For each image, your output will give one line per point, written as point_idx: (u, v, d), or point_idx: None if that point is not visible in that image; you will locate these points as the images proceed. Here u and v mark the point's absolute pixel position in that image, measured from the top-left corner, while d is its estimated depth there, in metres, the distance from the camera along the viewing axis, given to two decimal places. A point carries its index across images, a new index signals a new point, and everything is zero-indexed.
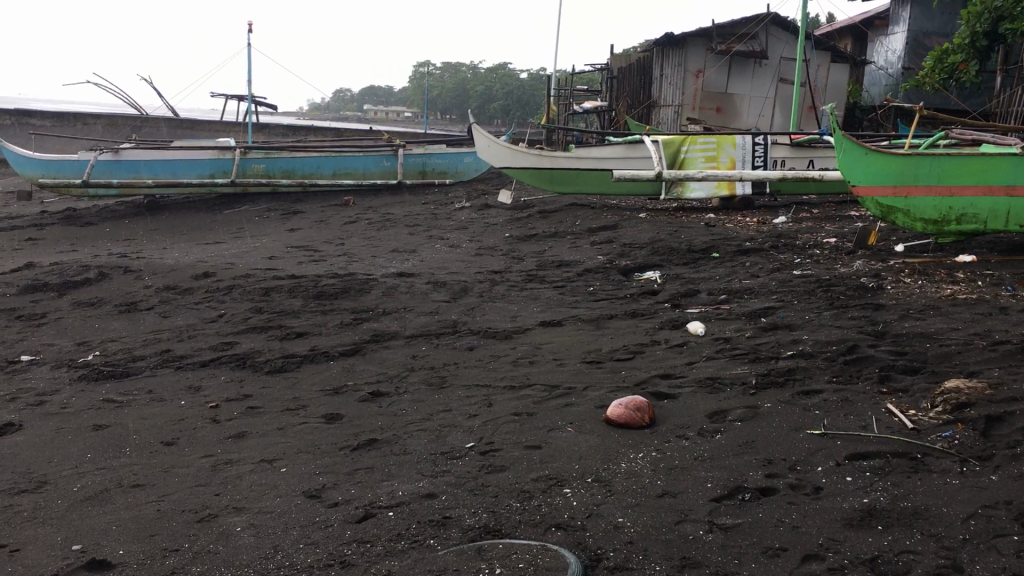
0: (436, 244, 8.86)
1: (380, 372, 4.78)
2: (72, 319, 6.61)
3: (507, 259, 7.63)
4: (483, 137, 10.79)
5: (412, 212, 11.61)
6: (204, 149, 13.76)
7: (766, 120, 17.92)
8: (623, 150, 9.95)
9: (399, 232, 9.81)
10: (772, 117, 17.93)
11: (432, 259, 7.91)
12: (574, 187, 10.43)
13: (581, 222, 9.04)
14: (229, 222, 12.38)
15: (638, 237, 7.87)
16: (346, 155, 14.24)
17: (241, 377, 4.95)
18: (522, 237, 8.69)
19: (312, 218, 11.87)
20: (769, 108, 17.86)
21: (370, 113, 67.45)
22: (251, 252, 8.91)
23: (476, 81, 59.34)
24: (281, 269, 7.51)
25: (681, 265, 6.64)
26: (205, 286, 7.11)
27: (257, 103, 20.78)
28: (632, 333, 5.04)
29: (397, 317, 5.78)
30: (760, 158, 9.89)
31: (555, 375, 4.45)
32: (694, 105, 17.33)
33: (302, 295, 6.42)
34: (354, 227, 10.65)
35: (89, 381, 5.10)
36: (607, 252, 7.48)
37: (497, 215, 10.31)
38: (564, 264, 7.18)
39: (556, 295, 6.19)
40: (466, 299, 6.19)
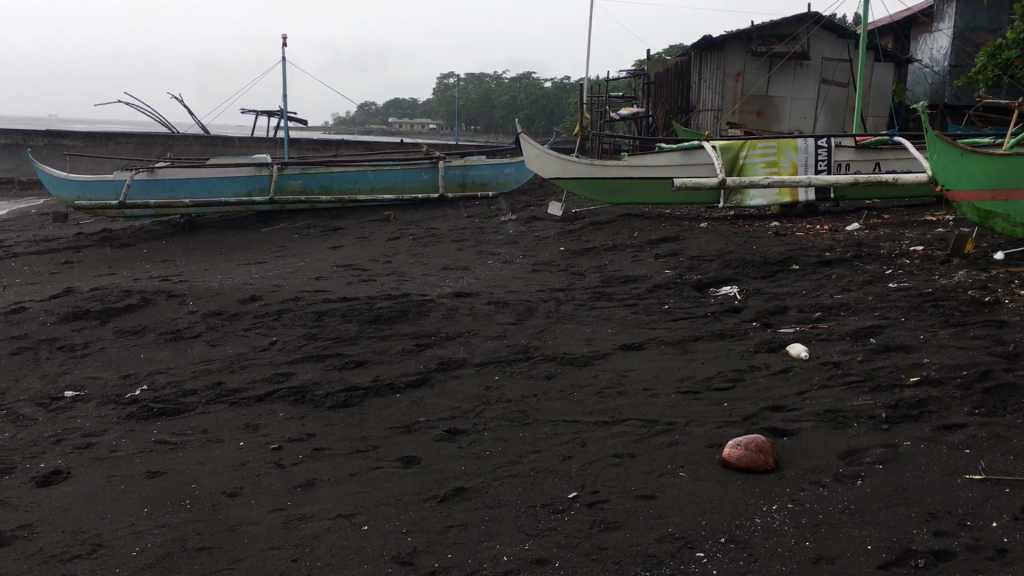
0: (488, 260, 8.48)
1: (454, 406, 4.39)
2: (116, 349, 6.30)
3: (567, 276, 7.23)
4: (530, 146, 10.38)
5: (457, 226, 11.25)
6: (241, 167, 13.46)
7: (808, 122, 17.24)
8: (679, 158, 9.50)
9: (447, 248, 9.45)
10: (815, 120, 17.28)
11: (487, 277, 7.53)
12: (627, 197, 10.01)
13: (639, 233, 8.62)
14: (268, 240, 12.09)
15: (704, 248, 7.43)
16: (385, 169, 13.91)
17: (301, 413, 4.58)
18: (579, 251, 8.29)
19: (354, 235, 11.54)
20: (812, 110, 17.21)
21: (396, 126, 67.41)
22: (296, 272, 8.58)
23: (503, 91, 59.12)
24: (330, 291, 7.16)
25: (760, 279, 6.19)
26: (253, 310, 6.77)
27: (289, 119, 20.57)
28: (725, 357, 4.60)
29: (462, 343, 5.39)
30: (824, 161, 9.44)
31: (651, 408, 4.03)
32: (734, 109, 16.79)
33: (357, 319, 6.06)
34: (399, 243, 10.31)
35: (139, 420, 4.76)
36: (674, 265, 7.06)
37: (547, 228, 9.91)
38: (630, 280, 6.76)
39: (630, 314, 5.77)
40: (533, 320, 5.79)
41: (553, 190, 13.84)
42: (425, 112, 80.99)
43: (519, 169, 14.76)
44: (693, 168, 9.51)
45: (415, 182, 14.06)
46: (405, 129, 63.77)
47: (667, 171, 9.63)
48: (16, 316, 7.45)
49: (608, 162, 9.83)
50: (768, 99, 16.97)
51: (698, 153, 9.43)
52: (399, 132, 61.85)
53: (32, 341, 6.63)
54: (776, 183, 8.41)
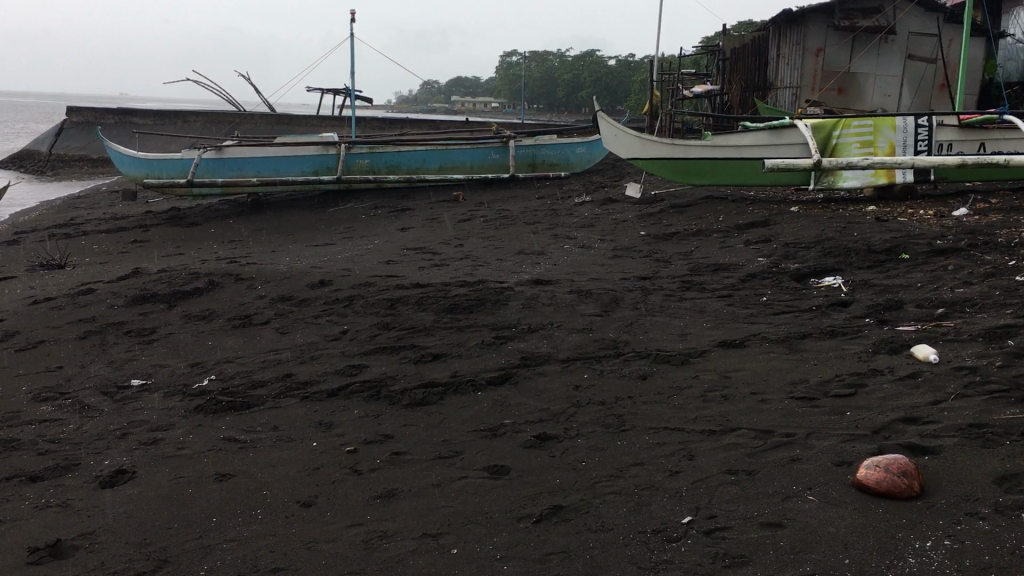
0: (565, 244, 8.12)
1: (541, 408, 4.05)
2: (184, 335, 6.10)
3: (652, 263, 6.83)
4: (608, 125, 9.96)
5: (528, 208, 10.90)
6: (308, 146, 13.26)
7: (891, 101, 16.31)
8: (767, 137, 8.97)
9: (520, 232, 9.12)
10: (899, 97, 16.33)
11: (566, 263, 7.17)
12: (710, 178, 9.53)
13: (724, 218, 8.16)
14: (336, 221, 11.90)
15: (798, 234, 6.96)
16: (453, 149, 13.64)
17: (377, 411, 4.29)
18: (661, 236, 7.87)
19: (423, 216, 11.27)
20: (897, 87, 16.26)
21: (459, 104, 67.18)
22: (366, 256, 8.33)
23: (568, 70, 58.43)
24: (402, 277, 6.88)
25: (865, 270, 5.73)
26: (324, 296, 6.53)
27: (355, 97, 20.40)
28: (840, 358, 4.17)
29: (546, 336, 5.05)
30: (924, 142, 8.82)
31: (763, 416, 3.63)
32: (813, 87, 16.06)
33: (433, 307, 5.76)
34: (469, 225, 10.00)
35: (208, 414, 4.53)
36: (767, 253, 6.61)
37: (624, 211, 9.50)
38: (721, 269, 6.34)
39: (726, 306, 5.36)
40: (620, 312, 5.42)
41: (626, 171, 13.39)
42: (488, 91, 80.62)
43: (591, 149, 14.31)
44: (781, 148, 8.97)
45: (484, 162, 13.78)
46: (468, 107, 63.50)
47: (754, 151, 9.11)
48: (84, 297, 7.33)
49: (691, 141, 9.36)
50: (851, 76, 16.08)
51: (787, 132, 8.88)
52: (462, 111, 61.64)
53: (99, 324, 6.48)
54: (875, 164, 7.84)
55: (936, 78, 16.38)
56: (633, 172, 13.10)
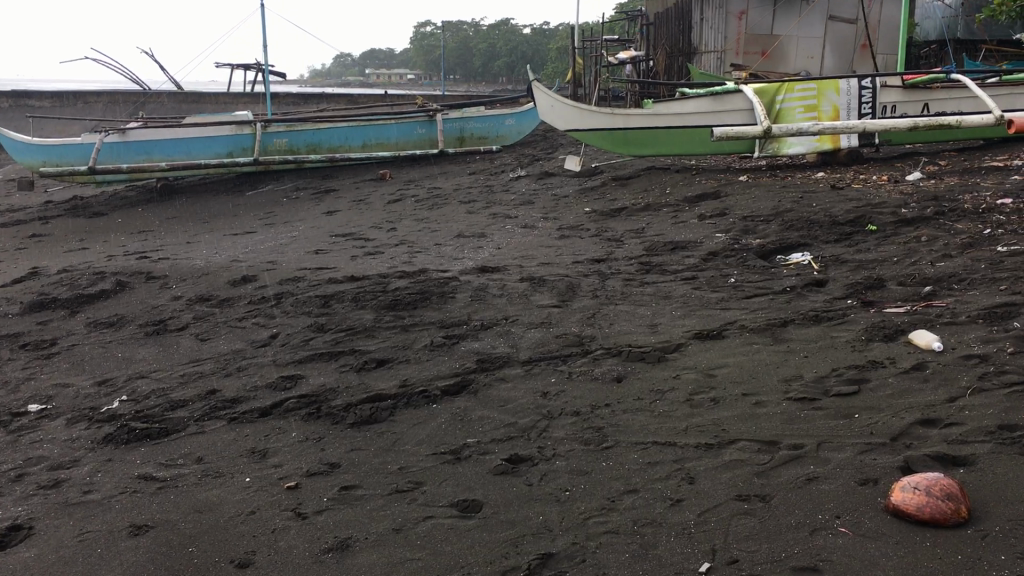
0: (505, 225, 7.63)
1: (508, 423, 3.56)
2: (89, 346, 5.42)
3: (603, 243, 6.40)
4: (544, 95, 9.46)
5: (461, 185, 10.37)
6: (221, 125, 12.43)
7: (815, 63, 15.76)
8: (709, 104, 8.60)
9: (455, 212, 8.59)
10: (823, 59, 15.69)
11: (510, 246, 6.69)
12: (651, 148, 9.10)
13: (671, 191, 7.78)
14: (255, 205, 11.17)
15: (754, 206, 6.61)
16: (377, 124, 12.96)
17: (318, 433, 3.75)
18: (607, 213, 7.44)
19: (349, 197, 10.64)
20: (820, 48, 15.63)
21: (374, 76, 65.71)
22: (292, 245, 7.70)
23: (484, 38, 57.58)
24: (334, 269, 6.30)
25: (833, 245, 5.39)
26: (247, 295, 5.91)
27: (268, 71, 19.43)
28: (833, 347, 3.79)
29: (501, 334, 4.57)
30: (869, 104, 8.59)
31: (763, 422, 3.22)
32: (738, 50, 15.89)
33: (372, 304, 5.21)
34: (400, 206, 9.42)
35: (119, 444, 3.93)
36: (724, 228, 6.23)
37: (563, 185, 9.04)
38: (677, 247, 5.94)
39: (692, 291, 4.96)
40: (579, 302, 4.96)
41: (558, 142, 12.94)
42: (405, 62, 79.05)
43: (520, 120, 13.89)
44: (723, 114, 8.60)
45: (410, 137, 13.12)
46: (384, 79, 62.11)
47: (695, 119, 8.72)
48: None
49: (631, 109, 8.93)
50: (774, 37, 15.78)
51: (729, 98, 8.52)
52: (379, 82, 60.29)
53: None
54: (826, 129, 7.51)
55: (861, 37, 15.53)
56: (566, 143, 12.65)
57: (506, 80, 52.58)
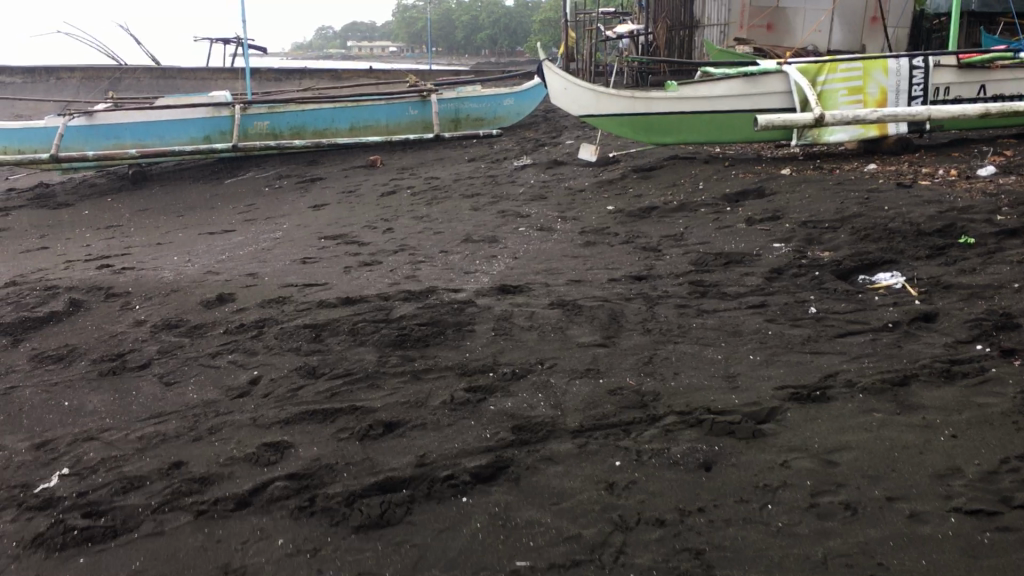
0: (519, 226, 6.69)
1: (572, 536, 2.65)
2: (28, 389, 4.44)
3: (639, 254, 5.48)
4: (556, 75, 8.49)
5: (460, 175, 9.41)
6: (197, 108, 11.38)
7: (822, 37, 14.76)
8: (741, 86, 7.65)
9: (459, 208, 7.65)
10: (831, 32, 14.69)
11: (529, 255, 5.76)
12: (674, 135, 8.15)
13: (706, 186, 6.85)
14: (234, 196, 10.16)
15: (813, 207, 5.70)
16: (365, 105, 11.97)
17: (313, 541, 2.82)
18: (636, 213, 6.52)
19: (336, 189, 9.66)
20: (828, 23, 14.63)
21: (355, 49, 64.18)
22: (275, 250, 6.73)
23: (468, 11, 56.22)
24: (326, 287, 5.36)
25: (925, 262, 4.51)
26: (222, 322, 4.95)
27: (246, 46, 18.28)
28: (987, 424, 2.90)
29: (539, 388, 3.65)
30: (920, 85, 7.67)
31: (934, 555, 2.33)
32: (742, 24, 15.14)
33: (374, 340, 4.28)
34: (395, 200, 8.45)
35: (51, 551, 2.98)
36: (783, 235, 5.32)
37: (578, 178, 8.10)
38: (731, 261, 5.03)
39: (768, 325, 4.05)
40: (629, 339, 4.05)
41: (560, 125, 12.00)
42: (386, 35, 77.45)
43: (519, 100, 12.96)
44: (757, 98, 7.66)
45: (401, 120, 12.14)
46: (366, 51, 60.58)
47: (726, 103, 7.77)
48: None
49: (653, 92, 7.98)
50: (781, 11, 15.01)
51: (766, 79, 7.57)
52: (360, 56, 58.83)
53: None
54: (887, 117, 6.57)
55: (869, 10, 14.50)
56: (569, 126, 11.70)
57: (490, 54, 51.36)
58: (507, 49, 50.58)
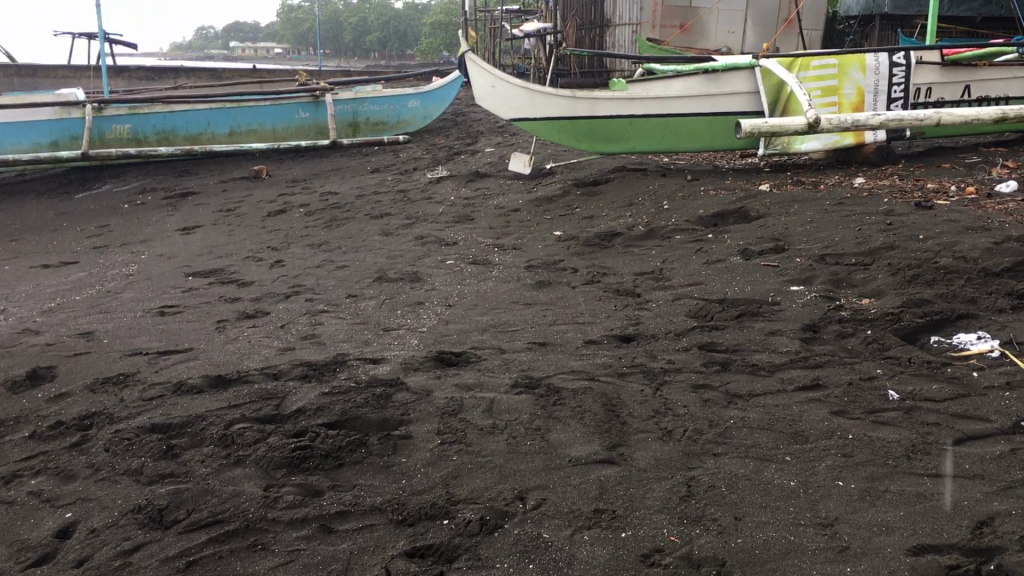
0: (444, 259, 5.36)
1: None
2: None
3: (613, 301, 4.20)
4: (482, 73, 7.10)
5: (364, 189, 7.99)
6: (42, 107, 9.52)
7: (735, 40, 13.85)
8: (699, 85, 6.54)
9: (367, 234, 6.27)
10: (745, 34, 13.78)
11: (465, 302, 4.44)
12: (620, 143, 6.91)
13: (671, 207, 5.65)
14: (87, 214, 8.44)
15: (822, 235, 4.55)
16: (249, 106, 10.38)
17: None
18: (591, 241, 5.25)
19: (215, 207, 8.10)
20: (742, 23, 13.70)
21: (237, 50, 61.40)
22: (128, 293, 5.16)
23: (355, 13, 54.44)
24: (189, 356, 3.86)
25: (1013, 317, 3.38)
26: (31, 415, 3.39)
27: (114, 41, 16.30)
28: None
29: (526, 553, 2.28)
30: (900, 85, 6.68)
31: None
32: (654, 24, 13.62)
33: (257, 458, 2.83)
34: (285, 223, 6.98)
35: None
36: (797, 274, 4.13)
37: (507, 196, 6.81)
38: (742, 312, 3.80)
39: (841, 422, 2.80)
40: (643, 450, 2.72)
41: (473, 130, 10.71)
42: (271, 36, 74.62)
43: (426, 102, 11.65)
44: (718, 98, 6.55)
45: (291, 123, 10.60)
46: (250, 51, 57.94)
47: (683, 105, 6.60)
48: None
49: (597, 92, 6.70)
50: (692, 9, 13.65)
51: (728, 76, 6.48)
52: (242, 57, 56.22)
53: None
54: (895, 121, 5.38)
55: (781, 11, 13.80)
56: (483, 131, 10.42)
57: (379, 56, 49.76)
58: (396, 52, 49.10)
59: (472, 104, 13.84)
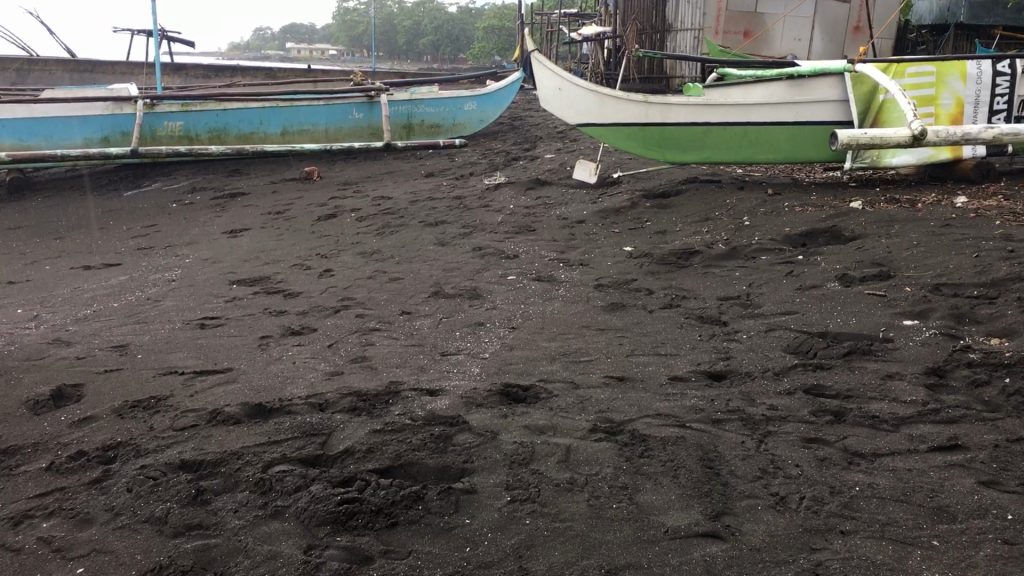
0: (505, 274, 4.96)
1: None
2: None
3: (696, 330, 3.76)
4: (547, 74, 6.69)
5: (418, 194, 7.63)
6: (93, 102, 9.31)
7: (802, 46, 13.21)
8: (782, 91, 6.05)
9: (422, 244, 5.90)
10: (811, 42, 13.11)
11: (530, 324, 4.04)
12: (694, 152, 6.44)
13: (753, 224, 5.18)
14: (134, 213, 8.19)
15: (932, 260, 4.06)
16: (301, 105, 10.10)
17: None
18: (666, 258, 4.81)
19: (264, 209, 7.80)
20: (809, 30, 13.02)
21: (291, 51, 61.86)
22: (168, 301, 4.84)
23: (409, 16, 54.52)
24: (227, 380, 3.50)
25: None
26: (51, 441, 3.04)
27: (171, 38, 16.22)
28: None
29: None
30: (1004, 96, 6.08)
31: None
32: (716, 29, 12.96)
33: (297, 511, 2.44)
34: (335, 229, 6.63)
35: None
36: (909, 307, 3.65)
37: (570, 206, 6.39)
38: (850, 350, 3.32)
39: (995, 497, 2.32)
40: (755, 524, 2.28)
41: (531, 135, 10.33)
42: (326, 37, 75.18)
43: (483, 104, 11.30)
44: (802, 106, 6.05)
45: (344, 123, 10.30)
46: (304, 52, 58.34)
47: (763, 112, 6.11)
48: None
49: (671, 97, 6.26)
50: (757, 14, 12.92)
51: (813, 83, 5.98)
52: (296, 57, 56.60)
53: None
54: (1012, 136, 4.80)
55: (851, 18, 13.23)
56: (542, 136, 10.02)
57: (432, 60, 49.73)
58: (449, 56, 49.02)
59: (529, 108, 13.45)
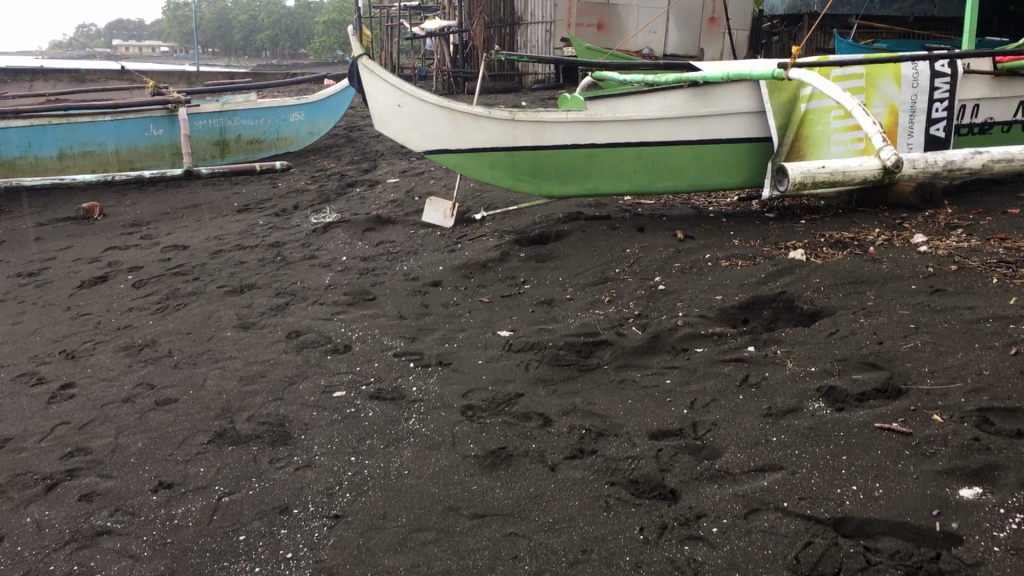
0: (330, 387, 3.40)
1: None
2: None
3: (630, 516, 2.32)
4: (381, 88, 5.09)
5: (223, 239, 5.92)
6: None
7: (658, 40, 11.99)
8: (682, 102, 4.75)
9: (216, 326, 4.25)
10: (667, 34, 11.95)
11: (363, 508, 2.51)
12: (575, 183, 5.02)
13: (670, 289, 3.82)
14: None
15: (954, 364, 2.77)
16: (81, 122, 8.10)
17: None
18: (559, 354, 3.37)
19: (14, 266, 5.89)
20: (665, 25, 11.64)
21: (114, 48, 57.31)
22: None
23: (243, 8, 51.18)
24: None
25: None
26: None
27: None
28: None
29: None
30: (944, 101, 4.98)
31: None
32: (569, 22, 11.70)
33: None
34: (103, 301, 4.87)
35: None
36: (959, 460, 2.33)
37: (421, 258, 4.88)
38: (904, 569, 1.96)
39: None
40: None
41: (371, 150, 8.73)
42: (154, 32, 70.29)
43: (311, 115, 9.59)
44: (708, 121, 4.75)
45: (138, 143, 8.39)
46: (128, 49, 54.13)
47: (661, 130, 4.79)
48: None
49: (544, 112, 4.84)
50: (612, 5, 11.73)
51: (721, 90, 4.68)
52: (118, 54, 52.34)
53: None
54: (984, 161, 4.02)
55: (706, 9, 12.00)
56: (384, 152, 8.45)
57: (270, 55, 46.88)
58: (289, 50, 46.26)
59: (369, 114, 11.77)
